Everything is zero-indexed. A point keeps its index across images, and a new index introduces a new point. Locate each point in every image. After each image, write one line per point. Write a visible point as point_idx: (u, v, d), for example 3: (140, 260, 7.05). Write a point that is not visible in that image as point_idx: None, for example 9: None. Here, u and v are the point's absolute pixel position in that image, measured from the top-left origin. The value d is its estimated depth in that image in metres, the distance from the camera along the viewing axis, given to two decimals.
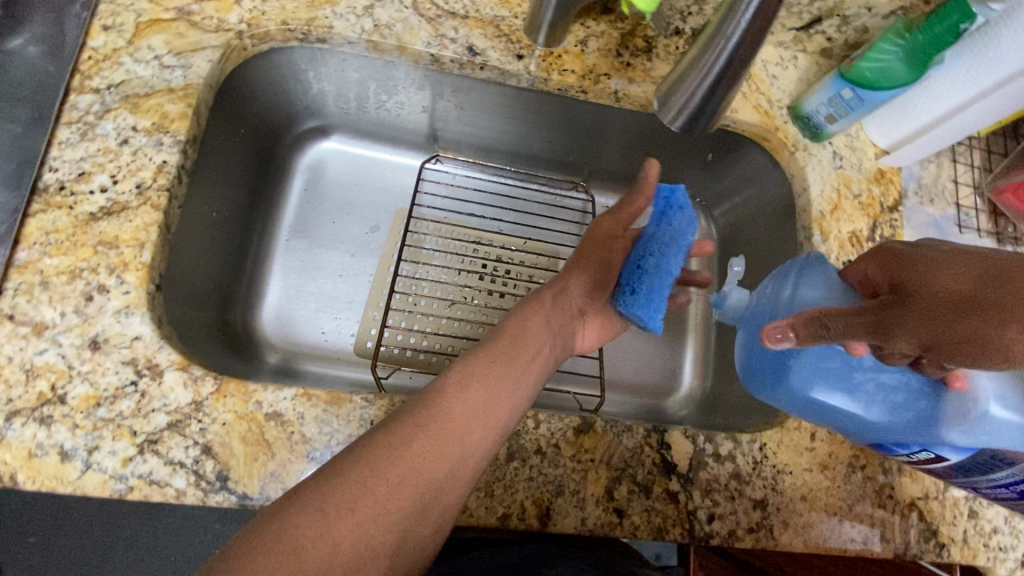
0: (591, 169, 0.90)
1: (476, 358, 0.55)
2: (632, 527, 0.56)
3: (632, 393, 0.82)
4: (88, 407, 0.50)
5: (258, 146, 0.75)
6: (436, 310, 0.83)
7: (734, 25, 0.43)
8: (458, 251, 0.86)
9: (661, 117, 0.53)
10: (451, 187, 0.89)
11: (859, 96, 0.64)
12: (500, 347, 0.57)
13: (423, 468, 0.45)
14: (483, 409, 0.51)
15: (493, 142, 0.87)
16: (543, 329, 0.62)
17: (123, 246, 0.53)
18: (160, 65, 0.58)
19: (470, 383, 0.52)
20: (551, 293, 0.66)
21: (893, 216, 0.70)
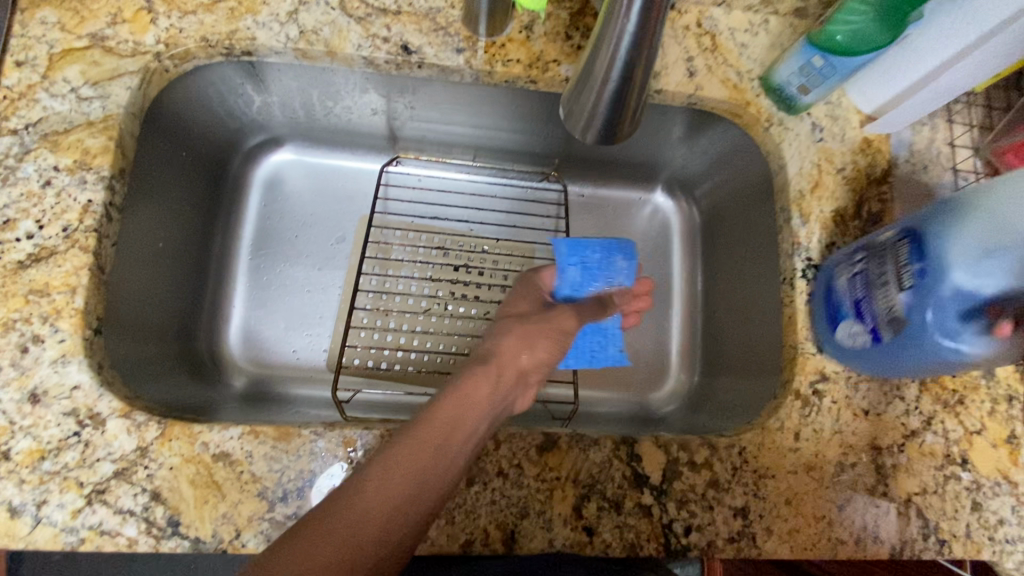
0: (561, 159, 0.85)
1: (401, 441, 0.48)
2: (604, 545, 0.53)
3: (614, 393, 0.79)
4: (33, 461, 0.49)
5: (204, 167, 0.73)
6: (408, 321, 0.80)
7: (615, 36, 0.41)
8: (428, 257, 0.83)
9: (569, 127, 0.50)
10: (415, 191, 0.85)
11: (830, 64, 0.58)
12: (432, 424, 0.50)
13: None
14: (404, 506, 0.44)
15: (454, 138, 0.82)
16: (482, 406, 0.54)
17: (54, 293, 0.52)
18: (77, 98, 0.56)
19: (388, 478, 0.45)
20: (495, 367, 0.60)
21: (882, 188, 0.64)
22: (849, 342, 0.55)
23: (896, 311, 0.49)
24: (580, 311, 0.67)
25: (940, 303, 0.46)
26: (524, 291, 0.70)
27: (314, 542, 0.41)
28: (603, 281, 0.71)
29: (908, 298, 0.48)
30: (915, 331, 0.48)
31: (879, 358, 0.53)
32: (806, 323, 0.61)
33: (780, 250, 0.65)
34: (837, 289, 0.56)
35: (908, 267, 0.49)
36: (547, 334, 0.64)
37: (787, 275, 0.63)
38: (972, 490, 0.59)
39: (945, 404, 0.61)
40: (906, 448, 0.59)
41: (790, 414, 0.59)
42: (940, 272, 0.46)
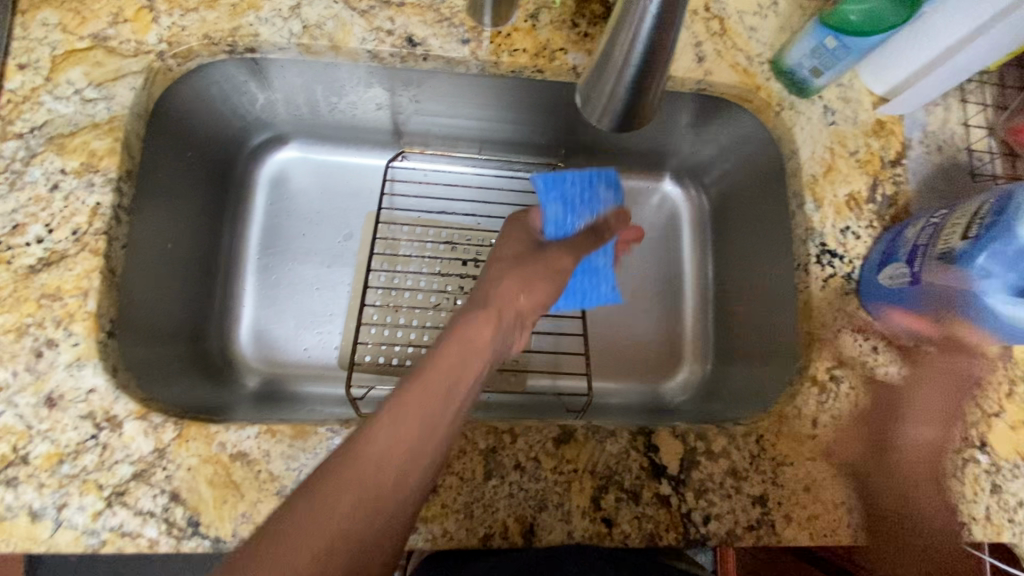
0: (568, 149, 0.84)
1: (409, 387, 0.46)
2: (623, 536, 0.53)
3: (627, 385, 0.79)
4: (51, 465, 0.49)
5: (209, 166, 0.72)
6: (418, 317, 0.79)
7: (636, 19, 0.41)
8: (436, 252, 0.82)
9: (584, 113, 0.49)
10: (422, 185, 0.84)
11: (844, 44, 0.57)
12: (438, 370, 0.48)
13: (355, 529, 0.37)
14: (423, 449, 0.43)
15: (459, 131, 0.81)
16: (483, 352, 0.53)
17: (66, 296, 0.52)
18: (82, 99, 0.55)
19: (397, 432, 0.42)
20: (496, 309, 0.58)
21: (896, 171, 0.63)
22: (886, 283, 0.57)
23: (945, 257, 0.50)
24: (573, 248, 0.66)
25: (998, 253, 0.47)
26: (515, 232, 0.68)
27: (328, 495, 0.38)
28: (587, 213, 0.69)
29: (963, 246, 0.49)
30: (956, 275, 0.49)
31: (913, 302, 0.54)
32: (822, 309, 0.60)
33: (793, 236, 0.64)
34: (904, 234, 0.57)
35: (981, 218, 0.49)
36: (546, 272, 0.63)
37: (801, 261, 0.62)
38: (992, 472, 0.58)
39: (963, 387, 0.60)
40: None
41: (807, 401, 0.58)
42: (1010, 225, 0.46)
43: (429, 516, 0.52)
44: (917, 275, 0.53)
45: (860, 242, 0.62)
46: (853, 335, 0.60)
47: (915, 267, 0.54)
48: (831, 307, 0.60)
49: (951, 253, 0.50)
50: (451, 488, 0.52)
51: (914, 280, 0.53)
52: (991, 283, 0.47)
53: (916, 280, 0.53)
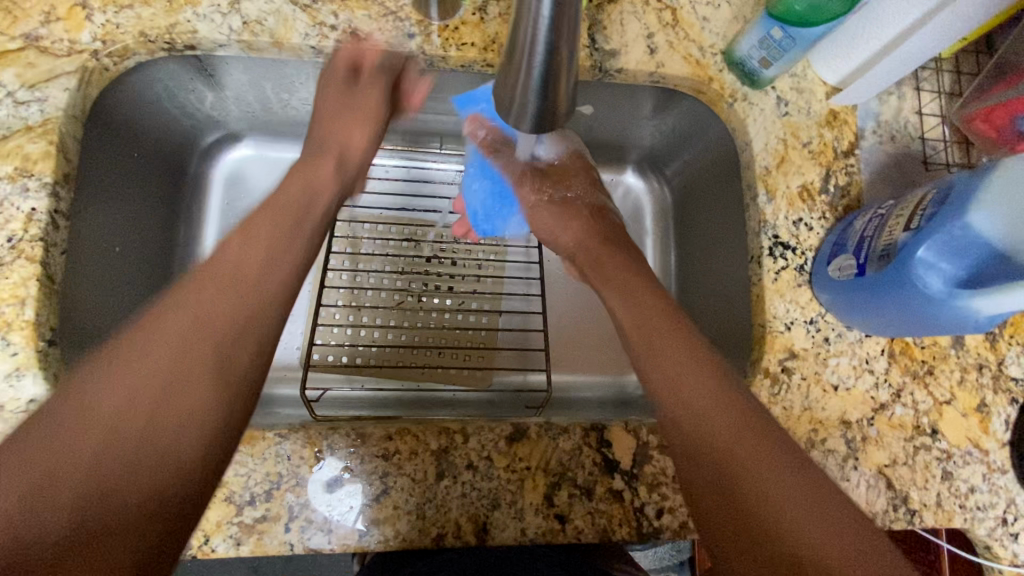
0: None
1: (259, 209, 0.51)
2: (576, 532, 0.54)
3: (590, 378, 0.79)
4: None
5: (161, 168, 0.71)
6: (382, 316, 0.78)
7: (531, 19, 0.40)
8: (398, 249, 0.81)
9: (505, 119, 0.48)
10: (383, 181, 0.83)
11: (789, 35, 0.56)
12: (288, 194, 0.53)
13: (222, 307, 0.43)
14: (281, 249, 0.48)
15: (419, 125, 0.81)
16: (335, 133, 0.61)
17: (4, 305, 0.51)
18: (14, 102, 0.54)
19: (261, 238, 0.48)
20: (329, 143, 0.61)
21: (849, 161, 0.63)
22: (836, 275, 0.56)
23: (887, 250, 0.51)
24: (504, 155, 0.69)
25: (935, 245, 0.46)
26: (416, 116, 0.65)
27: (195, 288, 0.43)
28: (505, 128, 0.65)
29: (904, 238, 0.49)
30: (894, 264, 0.49)
31: (860, 296, 0.54)
32: (775, 301, 0.60)
33: (747, 228, 0.64)
34: (853, 227, 0.57)
35: (921, 212, 0.49)
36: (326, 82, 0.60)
37: (755, 253, 0.62)
38: (943, 458, 0.59)
39: (914, 375, 0.61)
40: (876, 421, 0.59)
41: (760, 394, 0.58)
42: (948, 218, 0.46)
43: (381, 519, 0.52)
44: (863, 267, 0.53)
45: (813, 233, 0.62)
46: (806, 327, 0.60)
47: (862, 258, 0.53)
48: (784, 299, 0.60)
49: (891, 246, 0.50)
50: (403, 490, 0.52)
51: (859, 272, 0.53)
52: (929, 276, 0.46)
53: (861, 271, 0.53)
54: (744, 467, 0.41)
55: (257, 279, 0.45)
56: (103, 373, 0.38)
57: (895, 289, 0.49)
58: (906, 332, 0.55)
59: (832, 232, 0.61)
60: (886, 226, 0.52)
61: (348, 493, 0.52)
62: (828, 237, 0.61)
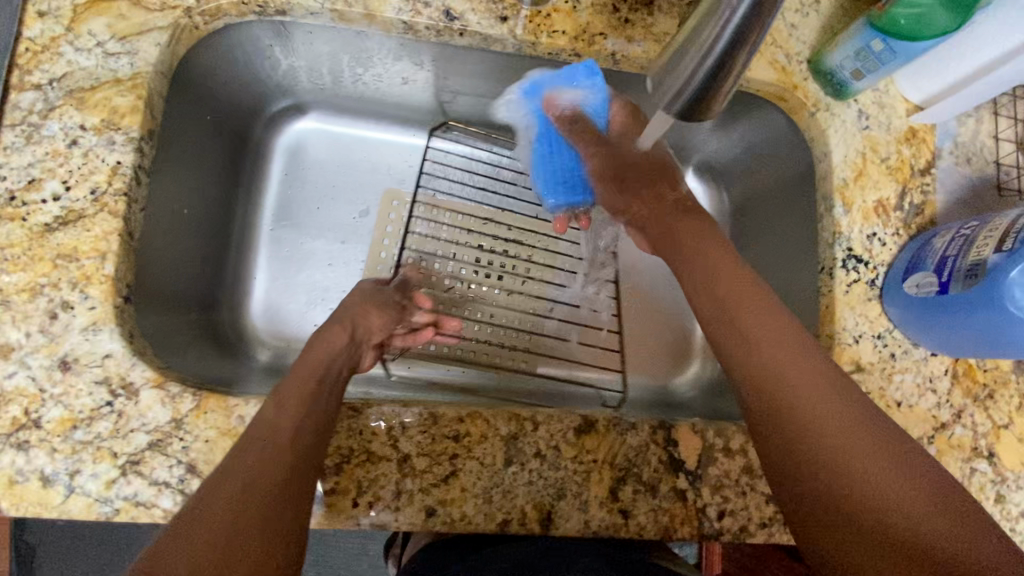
0: None
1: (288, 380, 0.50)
2: (638, 527, 0.54)
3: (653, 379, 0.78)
4: (65, 430, 0.48)
5: (230, 132, 0.71)
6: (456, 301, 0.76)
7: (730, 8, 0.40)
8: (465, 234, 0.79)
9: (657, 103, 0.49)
10: (450, 162, 0.80)
11: (890, 48, 0.56)
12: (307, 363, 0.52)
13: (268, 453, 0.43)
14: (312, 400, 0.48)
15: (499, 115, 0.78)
16: (355, 309, 0.60)
17: (84, 258, 0.50)
18: (104, 53, 0.53)
19: (284, 396, 0.48)
20: (344, 316, 0.59)
21: (925, 180, 0.63)
22: (913, 291, 0.57)
23: (973, 268, 0.51)
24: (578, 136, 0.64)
25: None
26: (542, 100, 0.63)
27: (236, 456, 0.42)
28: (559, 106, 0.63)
29: (994, 258, 0.49)
30: (983, 283, 0.49)
31: (939, 312, 0.54)
32: (845, 313, 0.60)
33: (819, 239, 0.64)
34: (933, 243, 0.57)
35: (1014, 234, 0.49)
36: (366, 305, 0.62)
37: (826, 264, 0.62)
38: (997, 481, 0.59)
39: (975, 397, 0.61)
40: (936, 440, 0.59)
41: None
42: None
43: (448, 499, 0.51)
44: (945, 285, 0.53)
45: (886, 248, 0.62)
46: (874, 341, 0.60)
47: (943, 275, 0.54)
48: (853, 311, 0.60)
49: (978, 265, 0.50)
50: (470, 473, 0.52)
51: (940, 289, 0.53)
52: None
53: (942, 289, 0.53)
54: (812, 412, 0.44)
55: (273, 433, 0.44)
56: (194, 506, 0.39)
57: (985, 308, 0.49)
58: (980, 353, 0.55)
59: (909, 246, 0.61)
60: (972, 244, 0.52)
61: (415, 472, 0.51)
62: (904, 249, 0.61)
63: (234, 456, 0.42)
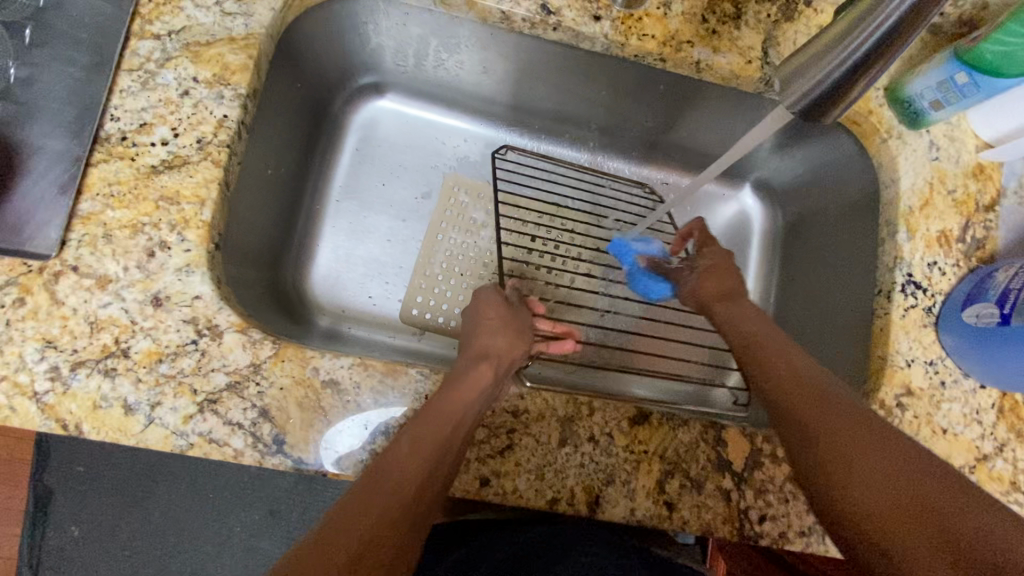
0: (668, 145, 0.81)
1: (422, 417, 0.50)
2: (682, 521, 0.55)
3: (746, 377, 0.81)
4: (150, 362, 0.50)
5: (313, 102, 0.73)
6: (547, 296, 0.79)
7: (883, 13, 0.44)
8: (530, 229, 0.81)
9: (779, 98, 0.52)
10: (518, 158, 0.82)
11: (975, 82, 0.58)
12: (446, 404, 0.51)
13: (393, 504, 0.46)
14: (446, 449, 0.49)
15: (569, 116, 0.80)
16: (494, 347, 0.59)
17: (183, 203, 0.53)
18: (222, 12, 0.57)
19: (421, 434, 0.49)
20: (484, 351, 0.59)
21: (988, 216, 0.64)
22: (973, 322, 0.57)
23: None
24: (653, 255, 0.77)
25: None
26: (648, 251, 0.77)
27: (364, 497, 0.45)
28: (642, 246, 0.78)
29: None
30: None
31: (998, 344, 0.55)
32: (899, 336, 0.61)
33: (879, 262, 0.65)
34: (994, 276, 0.58)
35: None
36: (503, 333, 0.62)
37: (885, 287, 0.64)
38: None
39: (1020, 434, 0.60)
40: (978, 471, 0.59)
41: None
42: None
43: (502, 471, 0.53)
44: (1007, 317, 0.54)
45: (944, 278, 0.63)
46: (925, 367, 0.61)
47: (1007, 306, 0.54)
48: (908, 335, 0.61)
49: None
50: (526, 449, 0.54)
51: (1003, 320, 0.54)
52: None
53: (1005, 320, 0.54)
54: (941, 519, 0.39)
55: (393, 484, 0.46)
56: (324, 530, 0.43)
57: None
58: None
59: (968, 277, 0.61)
60: None
61: (474, 441, 0.53)
62: (963, 280, 0.62)
63: (364, 489, 0.46)
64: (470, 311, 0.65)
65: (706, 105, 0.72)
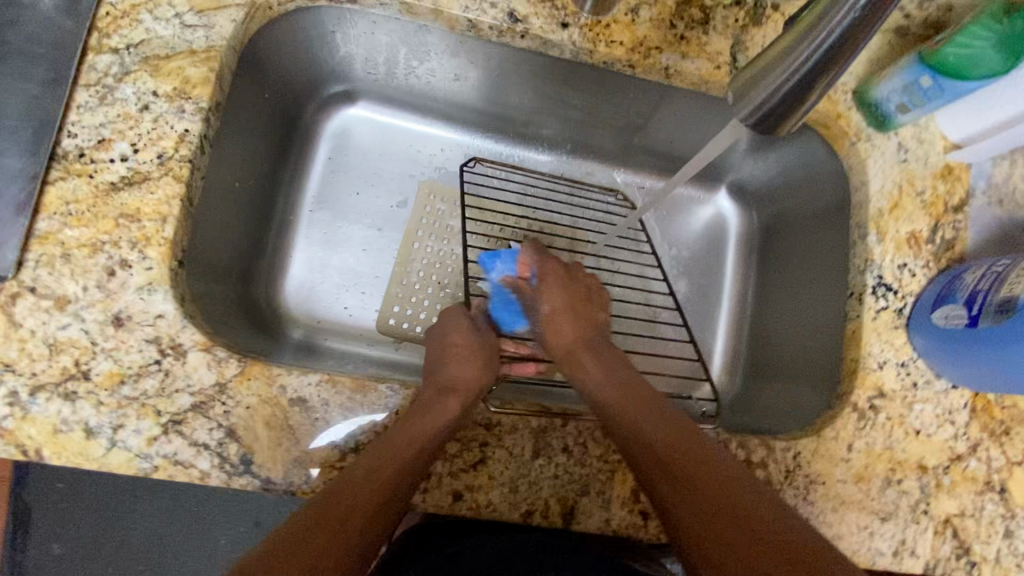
0: (642, 148, 0.81)
1: (384, 440, 0.50)
2: (657, 530, 0.55)
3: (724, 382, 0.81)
4: (112, 384, 0.49)
5: (282, 112, 0.72)
6: None
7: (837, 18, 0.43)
8: (506, 238, 0.80)
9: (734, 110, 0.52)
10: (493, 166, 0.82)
11: (939, 85, 0.59)
12: (402, 431, 0.50)
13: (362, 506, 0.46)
14: (404, 475, 0.48)
15: (541, 121, 0.79)
16: (460, 375, 0.58)
17: (145, 220, 0.52)
18: (182, 24, 0.56)
19: (375, 463, 0.48)
20: (453, 380, 0.57)
21: (958, 216, 0.64)
22: (942, 323, 0.58)
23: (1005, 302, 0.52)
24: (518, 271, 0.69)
25: None
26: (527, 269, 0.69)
27: (336, 495, 0.46)
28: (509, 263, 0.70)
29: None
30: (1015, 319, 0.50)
31: (967, 346, 0.55)
32: (871, 338, 0.62)
33: (850, 264, 0.66)
34: (961, 278, 0.58)
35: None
36: (469, 362, 0.60)
37: (857, 290, 0.64)
38: (1007, 517, 0.59)
39: (991, 433, 0.61)
40: (950, 471, 0.59)
41: (845, 425, 0.59)
42: None
43: (475, 485, 0.53)
44: (974, 319, 0.54)
45: (915, 279, 0.63)
46: (897, 369, 0.61)
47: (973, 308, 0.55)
48: (880, 338, 0.62)
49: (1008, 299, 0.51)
50: (498, 462, 0.53)
51: (970, 322, 0.55)
52: None
53: (972, 322, 0.54)
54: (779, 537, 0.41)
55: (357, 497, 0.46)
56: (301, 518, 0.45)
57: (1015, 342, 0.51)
58: (1003, 387, 0.56)
59: (937, 277, 0.62)
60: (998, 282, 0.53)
61: (445, 456, 0.53)
62: (932, 281, 0.62)
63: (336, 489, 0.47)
64: (437, 333, 0.65)
65: (677, 109, 0.71)
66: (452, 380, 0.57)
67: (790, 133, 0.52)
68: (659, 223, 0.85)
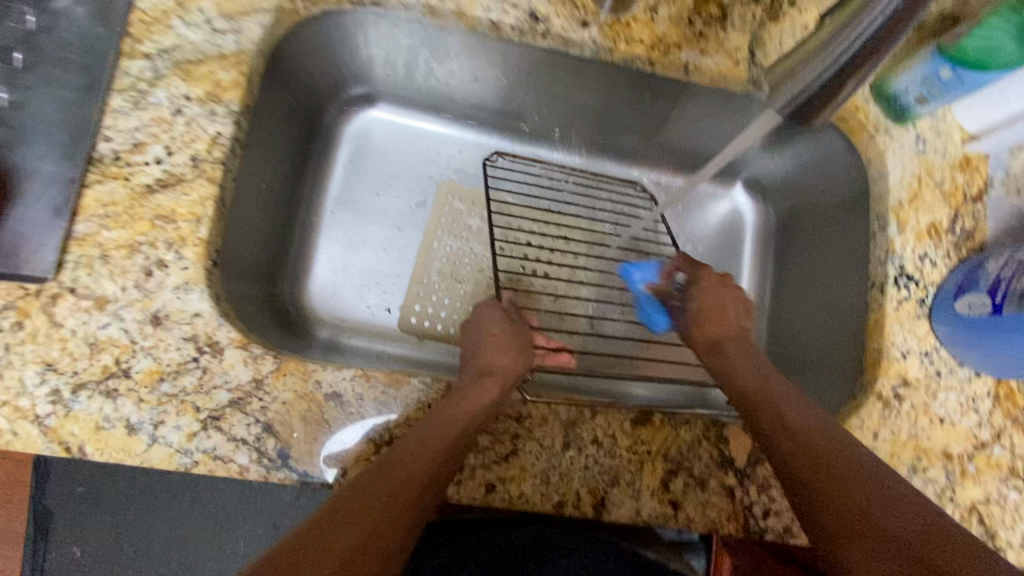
0: (659, 145, 0.82)
1: (428, 421, 0.51)
2: (687, 520, 0.55)
3: None
4: (152, 382, 0.50)
5: (305, 115, 0.74)
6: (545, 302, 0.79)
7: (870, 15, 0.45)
8: (526, 235, 0.81)
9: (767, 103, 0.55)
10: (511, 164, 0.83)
11: (958, 77, 0.60)
12: (452, 409, 0.52)
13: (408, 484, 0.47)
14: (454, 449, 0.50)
15: (559, 120, 0.80)
16: (496, 361, 0.60)
17: (180, 221, 0.53)
18: (212, 29, 0.57)
19: (425, 439, 0.49)
20: (489, 368, 0.59)
21: (976, 206, 0.65)
22: (964, 312, 0.58)
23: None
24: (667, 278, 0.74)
25: None
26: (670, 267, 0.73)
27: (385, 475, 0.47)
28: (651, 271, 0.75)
29: None
30: None
31: (991, 334, 0.56)
32: (893, 328, 0.62)
33: (871, 256, 0.66)
34: (982, 267, 0.59)
35: None
36: (507, 348, 0.62)
37: (878, 280, 0.64)
38: None
39: (1015, 420, 0.61)
40: (976, 458, 0.59)
41: (871, 413, 0.60)
42: None
43: (507, 477, 0.53)
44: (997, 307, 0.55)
45: (936, 269, 0.64)
46: (920, 357, 0.62)
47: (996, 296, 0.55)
48: (902, 327, 0.62)
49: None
50: (530, 453, 0.54)
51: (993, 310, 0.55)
52: None
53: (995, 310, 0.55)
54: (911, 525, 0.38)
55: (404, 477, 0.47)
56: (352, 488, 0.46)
57: None
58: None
59: (958, 266, 0.62)
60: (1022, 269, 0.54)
61: (478, 448, 0.53)
62: (953, 270, 0.62)
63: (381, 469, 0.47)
64: (471, 325, 0.66)
65: (694, 106, 0.73)
66: (489, 365, 0.60)
67: (822, 123, 0.56)
68: (677, 219, 0.86)
